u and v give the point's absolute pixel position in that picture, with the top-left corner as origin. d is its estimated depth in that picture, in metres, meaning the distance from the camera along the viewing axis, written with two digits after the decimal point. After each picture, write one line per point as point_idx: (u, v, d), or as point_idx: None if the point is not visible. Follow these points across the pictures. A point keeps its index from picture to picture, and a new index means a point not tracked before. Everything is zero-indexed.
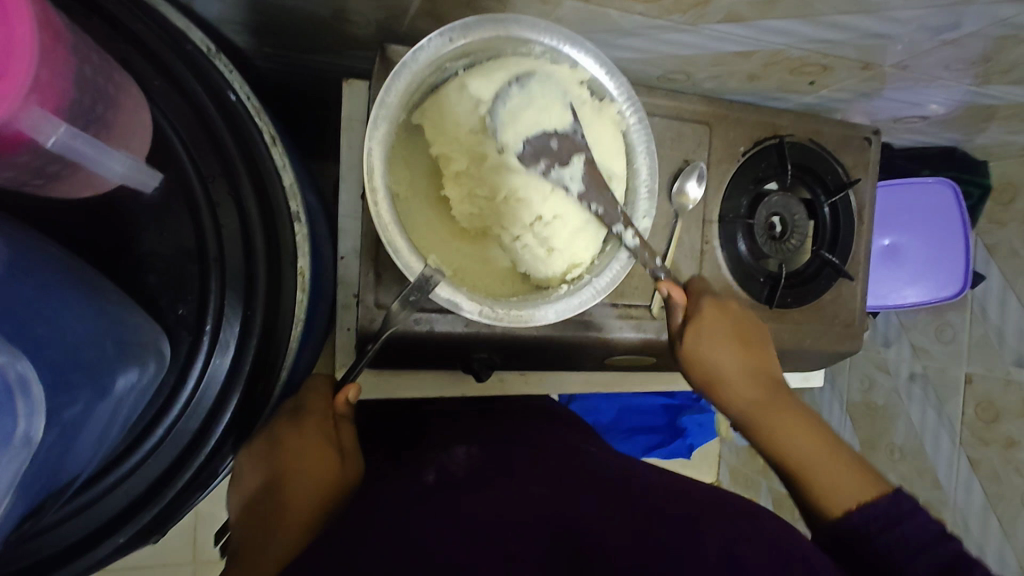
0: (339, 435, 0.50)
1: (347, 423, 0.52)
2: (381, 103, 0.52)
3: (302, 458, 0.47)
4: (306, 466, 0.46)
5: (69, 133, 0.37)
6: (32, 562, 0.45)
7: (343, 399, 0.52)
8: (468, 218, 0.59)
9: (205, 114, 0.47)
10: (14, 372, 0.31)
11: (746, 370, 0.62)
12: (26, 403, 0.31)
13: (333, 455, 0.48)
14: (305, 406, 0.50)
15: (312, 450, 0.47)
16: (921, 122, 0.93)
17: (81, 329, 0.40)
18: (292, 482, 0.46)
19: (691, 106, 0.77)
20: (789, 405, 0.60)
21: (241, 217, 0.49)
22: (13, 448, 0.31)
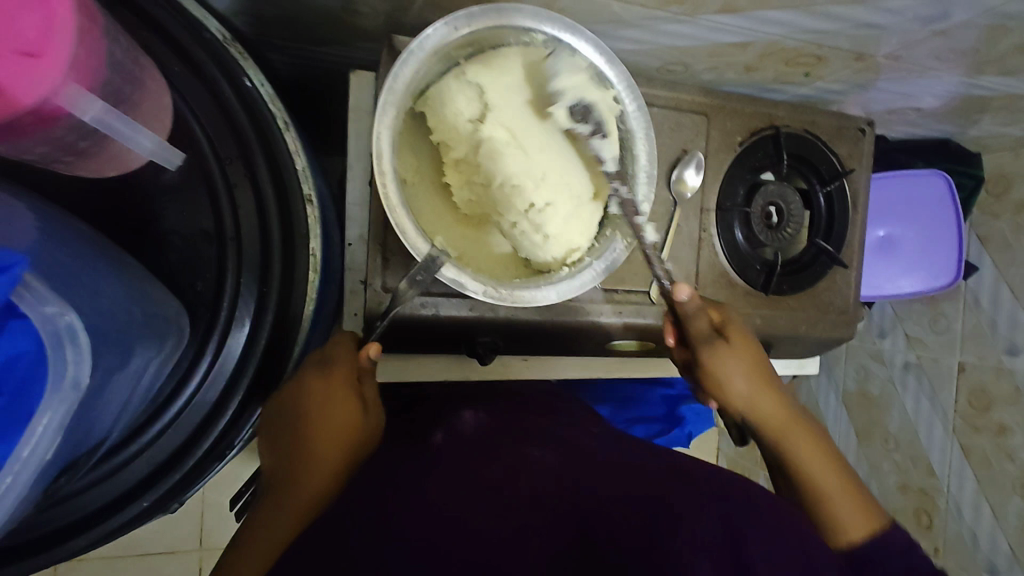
0: (362, 388, 0.52)
1: (370, 377, 0.52)
2: (389, 90, 0.54)
3: (325, 412, 0.49)
4: (332, 418, 0.49)
5: (102, 108, 0.39)
6: (59, 525, 0.47)
7: (366, 356, 0.52)
8: (467, 204, 0.62)
9: (222, 99, 0.49)
10: (64, 324, 0.35)
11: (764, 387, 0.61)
12: (75, 350, 0.35)
13: (354, 407, 0.50)
14: (331, 357, 0.52)
15: (335, 403, 0.49)
16: (914, 114, 0.95)
17: (113, 296, 0.42)
18: (314, 433, 0.48)
19: (689, 97, 0.79)
20: (804, 426, 0.61)
21: (256, 199, 0.51)
22: (63, 393, 0.34)
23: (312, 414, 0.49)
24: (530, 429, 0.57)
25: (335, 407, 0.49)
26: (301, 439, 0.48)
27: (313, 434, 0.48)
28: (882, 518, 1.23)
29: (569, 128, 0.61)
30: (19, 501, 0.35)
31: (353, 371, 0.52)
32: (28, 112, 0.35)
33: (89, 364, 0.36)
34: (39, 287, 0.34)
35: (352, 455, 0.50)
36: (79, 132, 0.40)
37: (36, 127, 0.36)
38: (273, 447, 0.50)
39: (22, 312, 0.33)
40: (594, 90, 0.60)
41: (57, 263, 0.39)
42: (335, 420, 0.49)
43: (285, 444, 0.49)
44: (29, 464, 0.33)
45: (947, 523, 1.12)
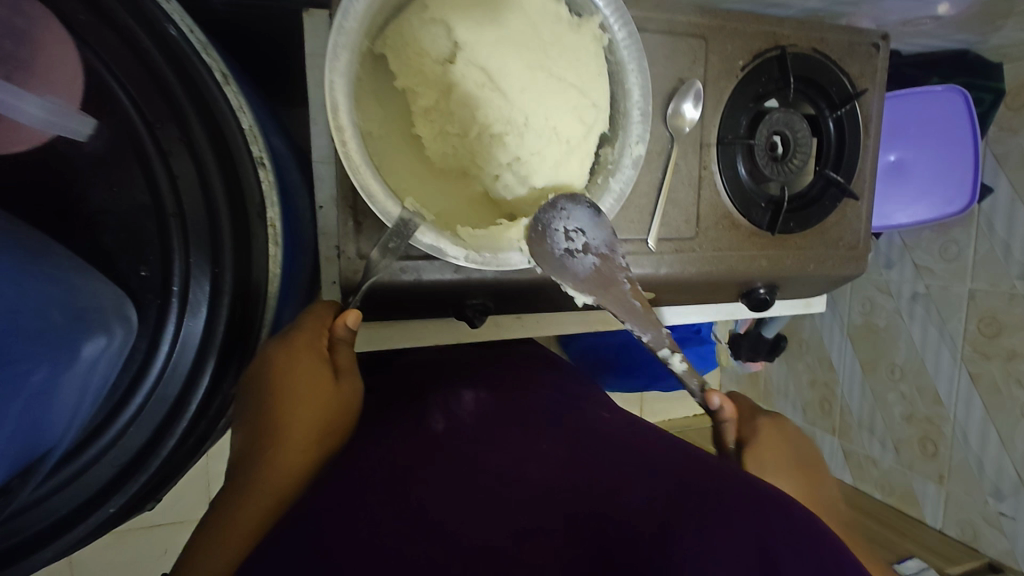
0: (334, 355, 0.49)
1: (346, 346, 0.50)
2: (338, 30, 0.46)
3: (294, 382, 0.45)
4: (300, 387, 0.45)
5: None
6: (20, 540, 0.43)
7: (342, 326, 0.50)
8: (441, 157, 0.54)
9: (140, 50, 0.42)
10: None
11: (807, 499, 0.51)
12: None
13: (327, 378, 0.46)
14: (298, 326, 0.49)
15: (304, 370, 0.46)
16: (932, 23, 0.86)
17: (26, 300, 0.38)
18: (284, 406, 0.44)
19: (684, 18, 0.71)
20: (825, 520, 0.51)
21: (197, 167, 0.45)
22: None
23: (281, 384, 0.45)
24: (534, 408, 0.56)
25: (303, 377, 0.45)
26: (270, 415, 0.44)
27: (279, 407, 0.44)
28: (886, 447, 1.24)
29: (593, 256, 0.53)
30: None
31: (321, 334, 0.49)
32: None
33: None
34: None
35: (330, 426, 0.46)
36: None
37: None
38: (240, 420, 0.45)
39: None
40: (561, 113, 0.53)
41: None
42: (306, 385, 0.45)
43: (252, 422, 0.45)
44: None
45: (953, 450, 1.12)
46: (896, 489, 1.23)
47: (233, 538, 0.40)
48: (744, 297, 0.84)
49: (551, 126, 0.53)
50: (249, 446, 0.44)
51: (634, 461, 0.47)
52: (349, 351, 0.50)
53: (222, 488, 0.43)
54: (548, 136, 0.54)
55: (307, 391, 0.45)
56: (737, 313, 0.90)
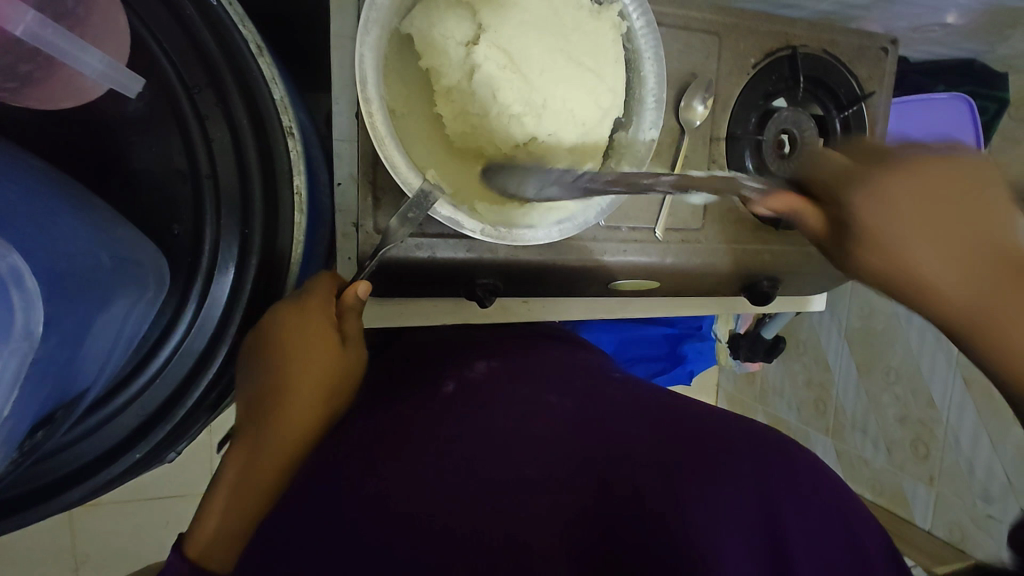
0: (342, 324, 0.48)
1: (354, 315, 0.49)
2: (371, 5, 0.48)
3: (301, 352, 0.45)
4: (306, 356, 0.45)
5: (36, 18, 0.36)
6: (54, 478, 0.46)
7: (351, 295, 0.48)
8: (460, 136, 0.56)
9: (184, 18, 0.44)
10: (6, 265, 0.31)
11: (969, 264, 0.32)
12: (21, 296, 0.31)
13: (333, 346, 0.46)
14: (308, 291, 0.48)
15: (315, 342, 0.46)
16: (940, 31, 0.88)
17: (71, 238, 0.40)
18: (293, 373, 0.45)
19: (700, 14, 0.73)
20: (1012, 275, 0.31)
21: (231, 133, 0.46)
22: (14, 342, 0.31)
23: (289, 353, 0.45)
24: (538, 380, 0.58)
25: (310, 346, 0.45)
26: (279, 382, 0.45)
27: (289, 375, 0.45)
28: (878, 448, 1.27)
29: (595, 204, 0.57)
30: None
31: (330, 301, 0.48)
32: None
33: (43, 308, 0.32)
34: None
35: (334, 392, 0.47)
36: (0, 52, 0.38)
37: None
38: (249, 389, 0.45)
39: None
40: (579, 97, 0.55)
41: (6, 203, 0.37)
42: (313, 354, 0.45)
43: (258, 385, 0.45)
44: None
45: (945, 452, 1.16)
46: (888, 490, 1.27)
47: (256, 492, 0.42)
48: (746, 291, 0.86)
49: (569, 110, 0.55)
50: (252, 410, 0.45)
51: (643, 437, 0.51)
52: (357, 320, 0.49)
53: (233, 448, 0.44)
54: (565, 119, 0.55)
55: (316, 364, 0.45)
56: (739, 307, 0.93)
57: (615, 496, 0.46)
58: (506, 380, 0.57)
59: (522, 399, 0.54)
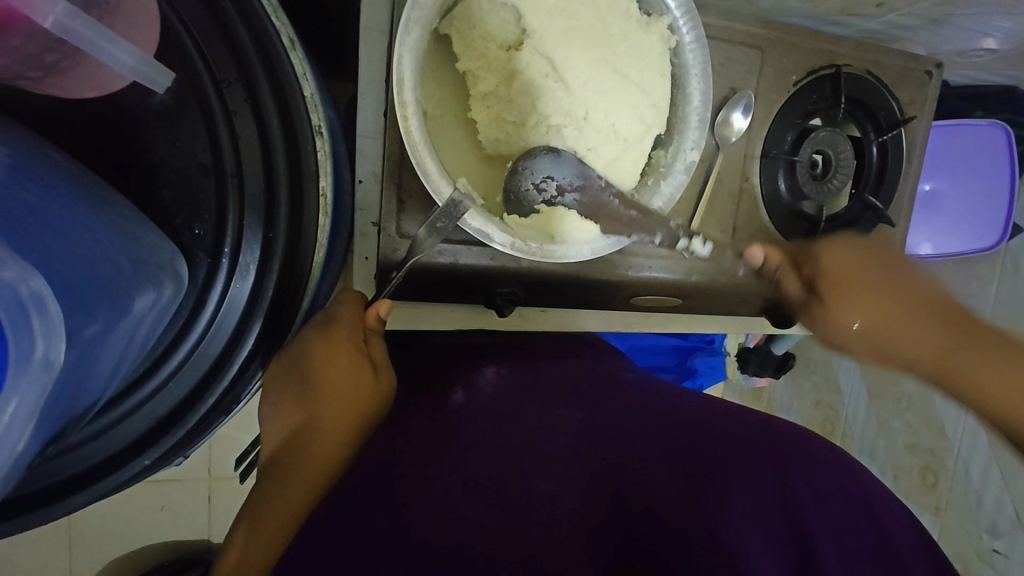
0: (369, 349, 0.46)
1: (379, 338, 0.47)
2: (414, 4, 0.46)
3: (330, 382, 0.43)
4: (338, 388, 0.43)
5: (71, 11, 0.34)
6: (56, 481, 0.44)
7: (373, 316, 0.47)
8: (493, 144, 0.54)
9: (216, 8, 0.42)
10: (28, 290, 0.30)
11: (903, 311, 0.53)
12: (43, 323, 0.30)
13: (366, 375, 0.44)
14: (335, 317, 0.46)
15: (342, 368, 0.43)
16: (987, 56, 0.84)
17: (97, 251, 0.39)
18: (326, 405, 0.43)
19: (744, 27, 0.70)
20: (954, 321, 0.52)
21: (259, 131, 0.44)
22: (32, 373, 0.30)
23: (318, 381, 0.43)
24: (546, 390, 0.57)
25: (339, 379, 0.43)
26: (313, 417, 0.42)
27: (324, 406, 0.43)
28: (885, 475, 1.26)
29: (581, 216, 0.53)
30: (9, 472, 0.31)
31: (359, 329, 0.46)
32: None
33: (65, 340, 0.31)
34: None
35: (367, 422, 0.44)
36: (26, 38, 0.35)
37: None
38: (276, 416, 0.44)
39: None
40: (621, 111, 0.53)
41: (42, 222, 0.36)
42: (345, 383, 0.43)
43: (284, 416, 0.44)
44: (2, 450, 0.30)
45: (953, 483, 1.15)
46: None
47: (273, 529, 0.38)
48: (767, 312, 0.85)
49: (611, 125, 0.53)
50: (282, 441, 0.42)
51: (652, 449, 0.54)
52: (382, 344, 0.47)
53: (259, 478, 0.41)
54: (604, 132, 0.53)
55: (342, 393, 0.43)
56: (758, 327, 0.91)
57: (632, 504, 0.52)
58: (520, 389, 0.57)
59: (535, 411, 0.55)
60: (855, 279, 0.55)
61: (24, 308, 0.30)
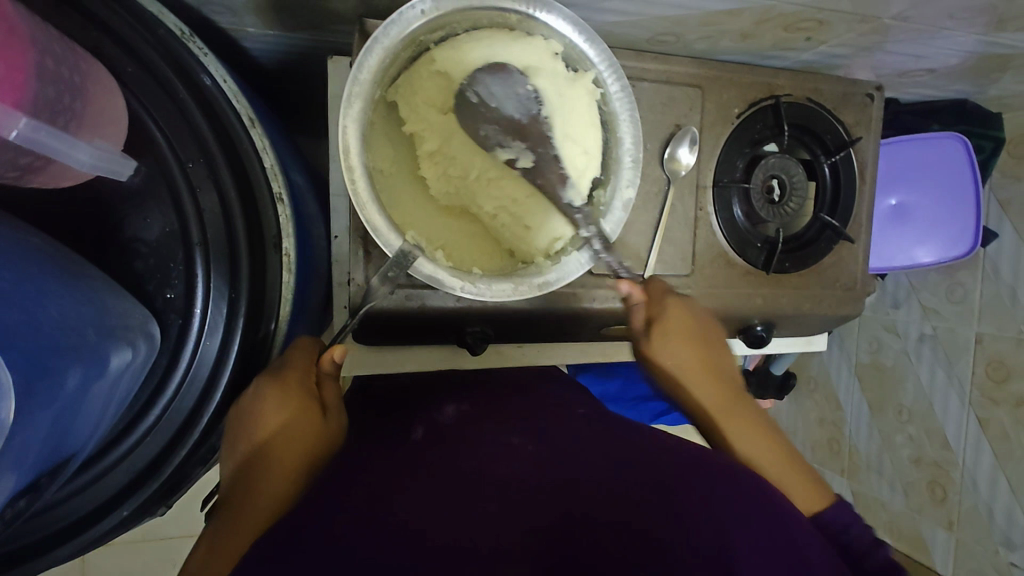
0: (321, 392, 0.50)
1: (331, 382, 0.51)
2: (353, 81, 0.51)
3: (284, 416, 0.46)
4: (292, 422, 0.46)
5: (30, 125, 0.38)
6: (45, 534, 0.48)
7: (328, 361, 0.51)
8: (445, 197, 0.60)
9: (176, 98, 0.48)
10: None
11: (710, 374, 0.63)
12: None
13: (315, 413, 0.48)
14: (288, 362, 0.50)
15: (288, 408, 0.47)
16: (927, 75, 0.89)
17: (60, 321, 0.41)
18: (278, 438, 0.46)
19: (682, 69, 0.75)
20: (742, 403, 0.62)
21: (221, 202, 0.49)
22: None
23: (271, 416, 0.46)
24: (501, 424, 0.55)
25: (292, 416, 0.46)
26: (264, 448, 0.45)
27: (276, 438, 0.45)
28: (895, 491, 1.24)
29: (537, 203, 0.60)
30: None
31: (310, 373, 0.50)
32: None
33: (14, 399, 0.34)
34: None
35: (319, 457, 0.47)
36: (13, 149, 0.39)
37: None
38: (227, 452, 0.46)
39: None
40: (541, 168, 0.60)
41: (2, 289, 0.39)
42: (296, 419, 0.47)
43: (238, 452, 0.45)
44: None
45: (963, 496, 1.12)
46: (906, 533, 1.22)
47: (220, 570, 0.40)
48: (742, 333, 0.86)
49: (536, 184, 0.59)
50: (236, 476, 0.44)
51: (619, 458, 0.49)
52: (335, 388, 0.51)
53: (213, 515, 0.43)
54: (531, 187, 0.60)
55: (299, 427, 0.47)
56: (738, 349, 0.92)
57: None
58: (478, 419, 0.56)
59: (489, 436, 0.52)
60: (699, 337, 0.64)
61: None
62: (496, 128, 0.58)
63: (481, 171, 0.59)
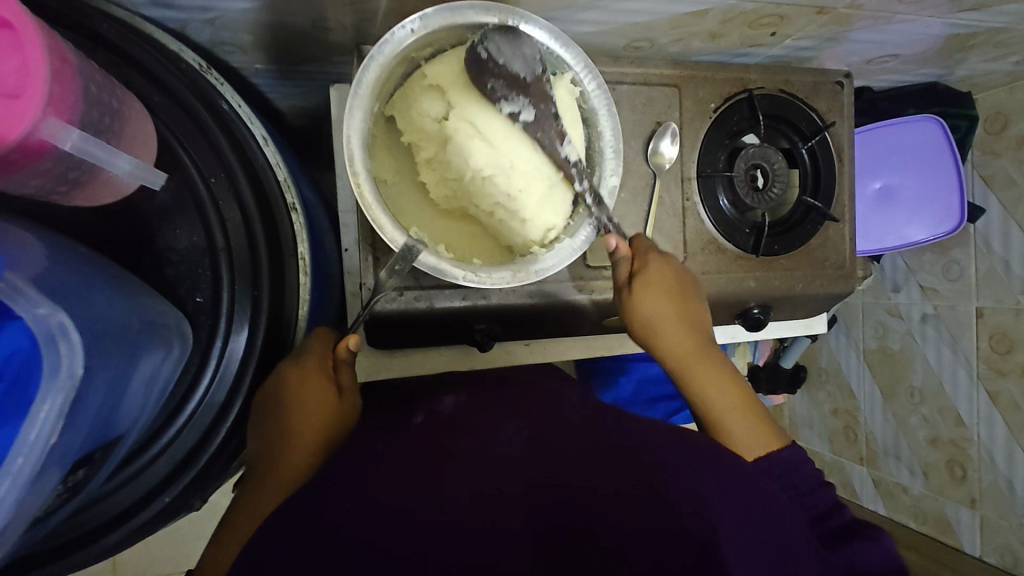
0: (337, 376, 0.54)
1: (348, 366, 0.55)
2: (354, 96, 0.56)
3: (303, 400, 0.51)
4: (309, 407, 0.51)
5: (79, 135, 0.42)
6: (94, 525, 0.52)
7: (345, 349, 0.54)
8: (445, 200, 0.64)
9: (199, 121, 0.53)
10: (56, 322, 0.38)
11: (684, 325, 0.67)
12: (67, 347, 0.37)
13: (331, 396, 0.52)
14: (307, 350, 0.54)
15: (315, 386, 0.52)
16: (894, 60, 0.93)
17: (108, 307, 0.46)
18: (296, 420, 0.50)
19: (658, 70, 0.81)
20: (710, 354, 0.67)
21: (242, 212, 0.54)
22: (60, 383, 0.37)
23: (292, 401, 0.50)
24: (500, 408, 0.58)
25: (310, 401, 0.51)
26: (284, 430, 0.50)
27: (295, 421, 0.50)
28: (915, 475, 1.23)
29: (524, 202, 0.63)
30: (35, 486, 0.38)
31: (328, 358, 0.54)
32: (16, 147, 0.39)
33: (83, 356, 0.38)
34: (31, 292, 0.38)
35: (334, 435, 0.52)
36: (65, 158, 0.44)
37: (27, 161, 0.41)
38: (255, 430, 0.51)
39: (19, 315, 0.37)
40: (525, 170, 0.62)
41: (62, 280, 0.43)
42: (313, 402, 0.51)
43: (262, 432, 0.50)
44: (36, 448, 0.36)
45: (982, 471, 1.12)
46: (931, 517, 1.21)
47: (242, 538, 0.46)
48: (741, 318, 0.90)
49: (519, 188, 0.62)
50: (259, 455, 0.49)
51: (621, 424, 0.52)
52: (350, 370, 0.55)
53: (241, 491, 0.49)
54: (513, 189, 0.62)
55: (316, 411, 0.51)
56: (738, 334, 0.95)
57: None
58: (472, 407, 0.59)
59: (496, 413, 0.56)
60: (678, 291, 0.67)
61: (53, 336, 0.37)
62: (480, 129, 0.61)
63: (473, 170, 0.62)
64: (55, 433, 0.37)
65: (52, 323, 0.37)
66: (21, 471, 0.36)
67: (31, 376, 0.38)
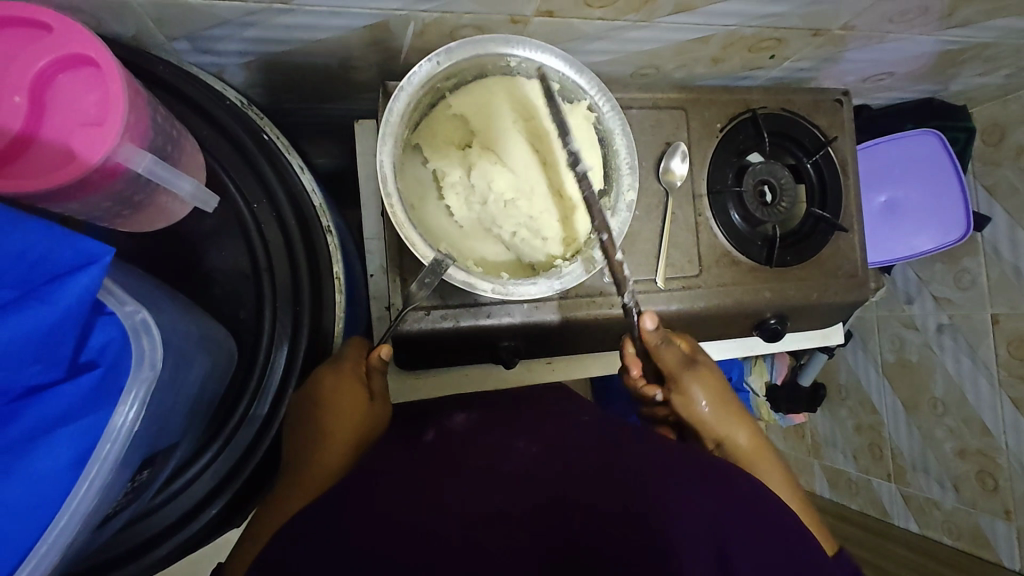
0: (371, 383, 0.56)
1: (380, 374, 0.57)
2: (387, 122, 0.60)
3: (337, 404, 0.53)
4: (344, 409, 0.53)
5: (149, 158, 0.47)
6: (144, 538, 0.54)
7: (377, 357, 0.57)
8: (467, 222, 0.67)
9: (244, 151, 0.57)
10: (139, 318, 0.42)
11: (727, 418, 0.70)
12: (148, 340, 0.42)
13: (364, 402, 0.55)
14: (344, 355, 0.56)
15: (348, 395, 0.54)
16: (890, 78, 0.98)
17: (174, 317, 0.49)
18: (331, 423, 0.53)
19: (665, 95, 0.85)
20: (758, 443, 0.70)
21: (283, 233, 0.58)
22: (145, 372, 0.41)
23: (328, 403, 0.53)
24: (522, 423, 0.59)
25: (345, 404, 0.53)
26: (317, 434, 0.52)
27: (328, 424, 0.52)
28: (945, 488, 1.21)
29: (543, 224, 0.67)
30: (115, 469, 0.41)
31: (362, 365, 0.56)
32: (96, 169, 0.44)
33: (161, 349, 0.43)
34: (120, 292, 0.42)
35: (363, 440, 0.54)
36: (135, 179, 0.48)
37: (102, 182, 0.45)
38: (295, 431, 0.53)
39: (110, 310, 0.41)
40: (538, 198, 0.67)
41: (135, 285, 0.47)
42: (347, 406, 0.53)
43: (299, 433, 0.53)
44: (121, 434, 0.39)
45: (1013, 481, 1.09)
46: (965, 532, 1.17)
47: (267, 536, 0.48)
48: (758, 329, 0.92)
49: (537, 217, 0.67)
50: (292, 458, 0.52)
51: None
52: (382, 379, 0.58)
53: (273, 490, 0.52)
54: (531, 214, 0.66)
55: (349, 414, 0.53)
56: (756, 347, 0.97)
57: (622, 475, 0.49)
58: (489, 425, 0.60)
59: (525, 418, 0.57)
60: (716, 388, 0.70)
61: (137, 330, 0.41)
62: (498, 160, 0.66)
63: (495, 195, 0.65)
64: (135, 419, 0.40)
65: (137, 318, 0.41)
66: (110, 452, 0.39)
67: (122, 363, 0.40)
